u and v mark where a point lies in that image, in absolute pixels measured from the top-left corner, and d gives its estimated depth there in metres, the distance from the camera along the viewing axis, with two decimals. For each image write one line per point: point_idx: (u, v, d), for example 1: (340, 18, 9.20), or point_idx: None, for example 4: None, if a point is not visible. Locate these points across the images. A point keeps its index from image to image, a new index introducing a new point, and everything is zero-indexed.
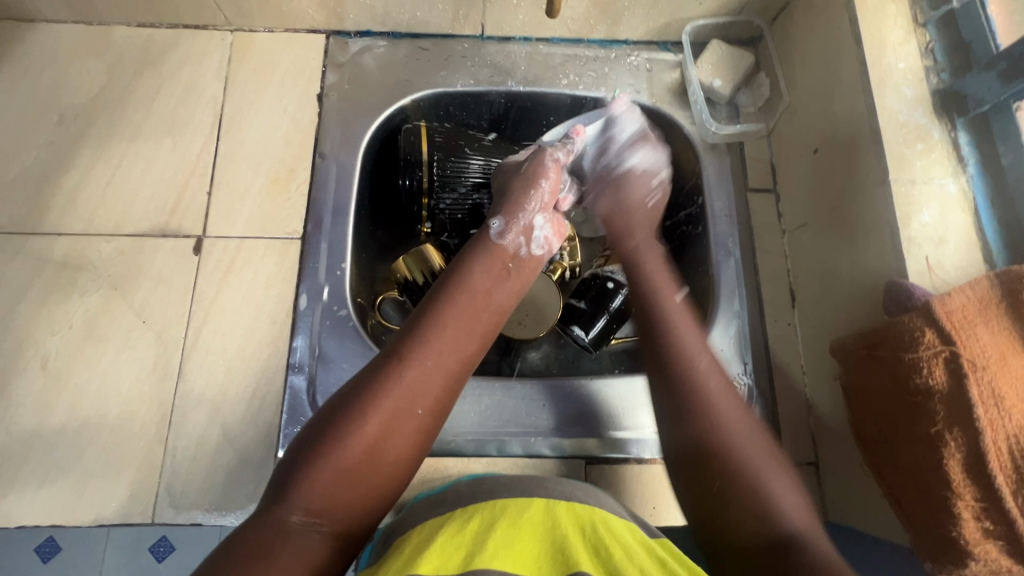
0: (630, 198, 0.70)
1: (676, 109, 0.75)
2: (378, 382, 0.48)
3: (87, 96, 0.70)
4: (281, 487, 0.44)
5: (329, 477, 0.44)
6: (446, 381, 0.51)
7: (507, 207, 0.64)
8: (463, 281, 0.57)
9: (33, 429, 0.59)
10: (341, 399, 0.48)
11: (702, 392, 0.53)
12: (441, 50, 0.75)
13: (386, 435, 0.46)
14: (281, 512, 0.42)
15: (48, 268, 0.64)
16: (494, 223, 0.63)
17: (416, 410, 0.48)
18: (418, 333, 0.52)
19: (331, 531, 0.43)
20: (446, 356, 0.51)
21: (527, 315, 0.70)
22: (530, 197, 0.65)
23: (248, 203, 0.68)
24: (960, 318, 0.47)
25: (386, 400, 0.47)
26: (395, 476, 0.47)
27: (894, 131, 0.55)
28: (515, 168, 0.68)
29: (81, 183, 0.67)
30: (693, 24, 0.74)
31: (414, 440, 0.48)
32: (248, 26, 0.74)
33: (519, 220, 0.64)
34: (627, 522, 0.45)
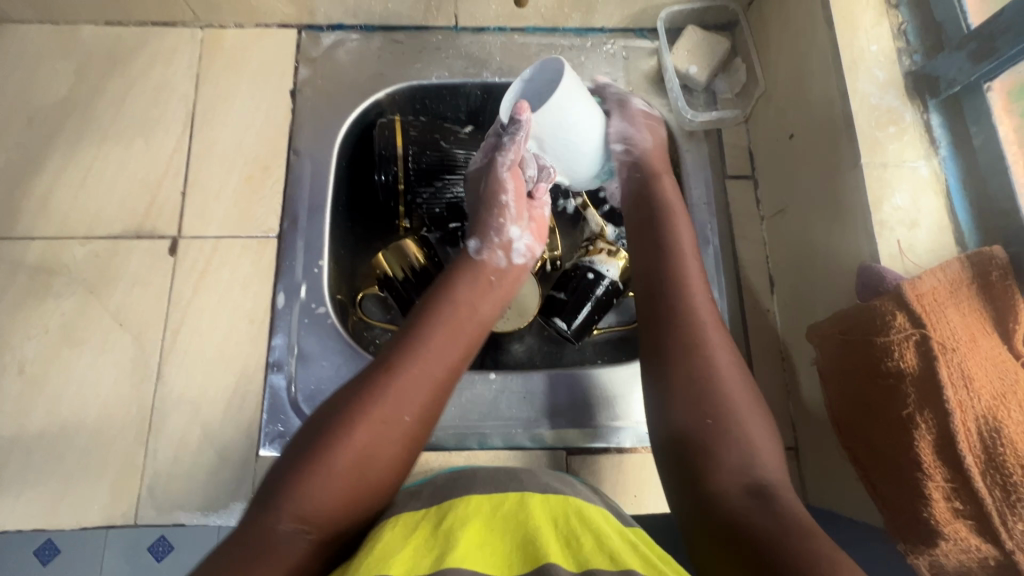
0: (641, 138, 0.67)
1: (652, 97, 0.74)
2: (364, 391, 0.48)
3: (56, 97, 0.69)
4: (265, 495, 0.43)
5: (315, 484, 0.43)
6: (434, 387, 0.51)
7: (482, 226, 0.64)
8: (448, 289, 0.58)
9: (11, 436, 0.59)
10: (329, 409, 0.48)
11: (700, 350, 0.50)
12: (415, 42, 0.74)
13: (375, 442, 0.46)
14: (269, 519, 0.41)
15: (22, 272, 0.64)
16: (472, 244, 0.63)
17: (404, 416, 0.48)
18: (407, 339, 0.52)
19: (319, 538, 0.42)
20: (432, 362, 0.51)
21: (509, 307, 0.71)
22: (499, 214, 0.64)
23: (222, 202, 0.67)
24: (930, 301, 0.47)
25: (374, 408, 0.47)
26: (383, 484, 0.46)
27: (866, 115, 0.55)
28: (477, 193, 0.67)
29: (54, 186, 0.67)
30: (668, 9, 0.73)
31: (401, 450, 0.48)
32: (218, 22, 0.73)
33: (495, 238, 0.63)
34: (601, 509, 0.45)
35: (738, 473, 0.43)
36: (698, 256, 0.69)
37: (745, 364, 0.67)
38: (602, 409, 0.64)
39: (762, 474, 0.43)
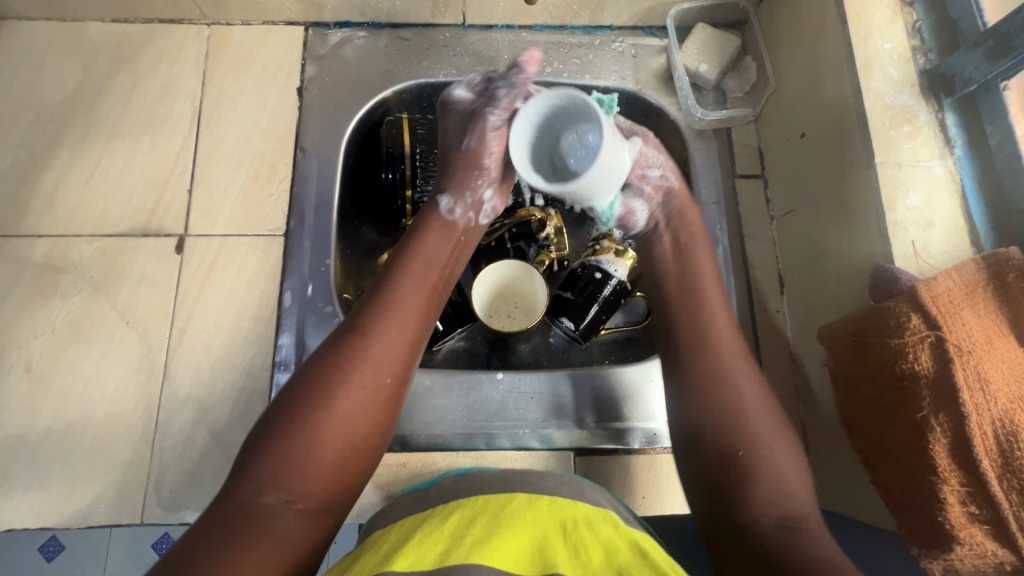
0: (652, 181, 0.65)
1: (661, 95, 0.74)
2: (337, 358, 0.48)
3: (63, 94, 0.69)
4: (245, 467, 0.44)
5: (296, 456, 0.44)
6: (407, 349, 0.50)
7: (455, 183, 0.61)
8: (416, 248, 0.56)
9: (18, 435, 0.59)
10: (302, 377, 0.47)
11: (726, 377, 0.53)
12: (422, 39, 0.74)
13: (355, 408, 0.46)
14: (251, 493, 0.42)
15: (28, 270, 0.63)
16: (443, 202, 0.60)
17: (383, 378, 0.48)
18: (379, 302, 0.51)
19: (305, 508, 0.43)
20: (406, 326, 0.51)
21: (516, 308, 0.74)
22: (473, 168, 0.61)
23: (229, 200, 0.67)
24: (945, 303, 0.46)
25: (350, 374, 0.47)
26: (368, 449, 0.47)
27: (881, 113, 0.54)
28: (454, 147, 0.63)
29: (60, 184, 0.67)
30: (678, 7, 0.72)
31: (383, 412, 0.48)
32: (224, 19, 0.73)
33: (468, 197, 0.61)
34: (605, 513, 0.45)
35: (764, 507, 0.47)
36: None
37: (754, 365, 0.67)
38: (610, 410, 0.64)
39: (789, 502, 0.47)
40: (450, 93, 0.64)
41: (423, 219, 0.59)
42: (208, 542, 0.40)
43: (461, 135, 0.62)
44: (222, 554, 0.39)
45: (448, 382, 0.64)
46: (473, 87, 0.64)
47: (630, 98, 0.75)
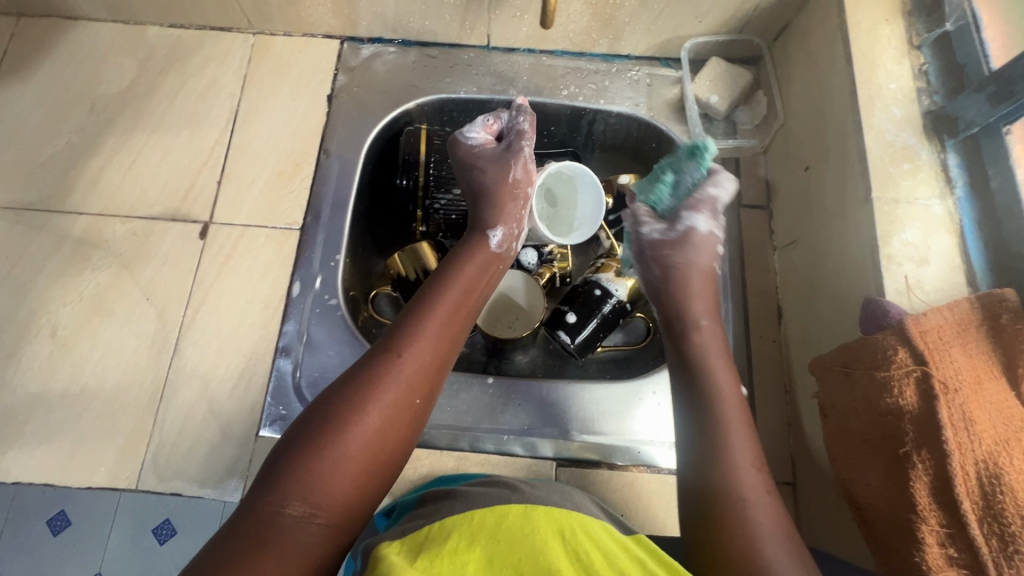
0: (695, 259, 0.63)
1: (672, 123, 0.76)
2: (369, 375, 0.49)
3: (118, 88, 0.76)
4: (270, 478, 0.44)
5: (326, 468, 0.44)
6: (435, 370, 0.52)
7: (503, 217, 0.65)
8: (455, 271, 0.59)
9: (37, 392, 0.63)
10: (333, 394, 0.49)
11: (714, 409, 0.52)
12: (448, 58, 0.79)
13: (385, 426, 0.48)
14: (275, 504, 0.43)
15: (67, 243, 0.69)
16: (495, 236, 0.64)
17: (414, 399, 0.50)
18: (414, 321, 0.54)
19: (326, 522, 0.43)
20: (440, 349, 0.53)
21: (516, 319, 0.73)
22: (518, 205, 0.66)
23: (254, 194, 0.72)
24: (933, 338, 0.46)
25: (383, 393, 0.49)
26: (390, 465, 0.48)
27: (881, 150, 0.55)
28: (498, 181, 0.66)
29: (105, 168, 0.72)
30: (693, 41, 0.75)
31: (409, 430, 0.50)
32: (269, 30, 0.79)
33: (513, 227, 0.65)
34: (603, 523, 0.46)
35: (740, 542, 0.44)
36: None
37: (746, 393, 0.65)
38: (596, 425, 0.64)
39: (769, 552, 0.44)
40: (472, 138, 0.69)
41: (470, 246, 0.63)
42: (226, 555, 0.40)
43: (506, 174, 0.66)
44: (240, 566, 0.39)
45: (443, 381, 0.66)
46: (489, 130, 0.70)
47: (643, 124, 0.78)
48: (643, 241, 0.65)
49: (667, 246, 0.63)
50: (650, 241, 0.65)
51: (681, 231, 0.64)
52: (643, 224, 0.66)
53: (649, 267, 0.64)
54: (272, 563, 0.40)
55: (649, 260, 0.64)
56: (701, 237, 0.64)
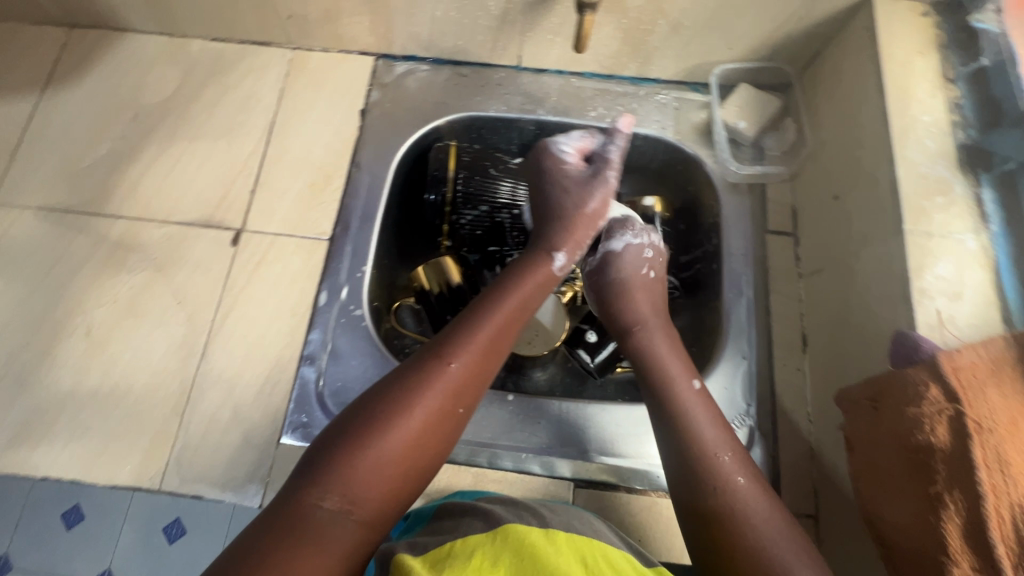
0: (621, 276, 0.68)
1: (699, 147, 0.77)
2: (418, 378, 0.50)
3: (161, 98, 0.79)
4: (311, 473, 0.45)
5: (367, 465, 0.45)
6: (481, 380, 0.53)
7: (569, 240, 0.67)
8: (509, 284, 0.60)
9: (69, 390, 0.65)
10: (382, 393, 0.50)
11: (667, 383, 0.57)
12: (479, 77, 0.80)
13: (428, 431, 0.49)
14: (314, 497, 0.43)
15: (105, 246, 0.71)
16: (559, 260, 0.65)
17: (458, 408, 0.51)
18: (466, 330, 0.55)
19: (361, 519, 0.44)
20: (487, 360, 0.54)
21: (536, 336, 0.74)
22: (590, 228, 0.69)
23: (285, 204, 0.73)
24: (967, 377, 0.45)
25: (430, 398, 0.50)
26: (427, 470, 0.49)
27: (913, 183, 0.55)
28: (576, 205, 0.69)
29: (144, 174, 0.75)
30: (722, 66, 0.76)
31: (448, 438, 0.51)
32: (307, 46, 0.81)
33: (579, 251, 0.68)
34: (624, 552, 0.46)
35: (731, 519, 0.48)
36: (729, 306, 0.69)
37: (768, 421, 0.65)
38: (614, 445, 0.64)
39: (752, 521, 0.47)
40: (562, 151, 0.73)
41: (532, 262, 0.64)
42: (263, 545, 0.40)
43: (582, 196, 0.70)
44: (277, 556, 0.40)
45: None
46: (580, 148, 0.74)
47: (669, 146, 0.78)
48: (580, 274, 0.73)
49: (595, 274, 0.70)
50: (586, 273, 0.71)
51: (602, 255, 0.70)
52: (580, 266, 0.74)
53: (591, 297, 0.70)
54: (308, 555, 0.40)
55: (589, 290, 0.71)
56: (622, 253, 0.69)
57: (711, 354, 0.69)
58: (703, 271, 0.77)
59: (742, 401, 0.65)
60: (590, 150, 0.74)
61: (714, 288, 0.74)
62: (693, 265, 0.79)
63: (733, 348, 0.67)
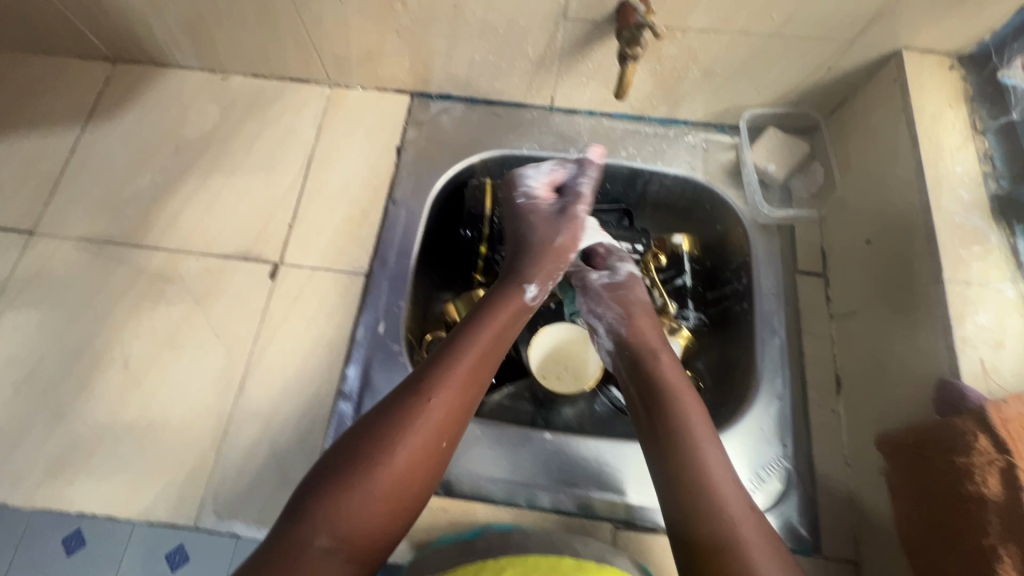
0: (639, 301, 0.72)
1: (728, 188, 0.78)
2: (401, 414, 0.51)
3: (201, 132, 0.80)
4: (300, 510, 0.47)
5: (353, 504, 0.47)
6: (462, 415, 0.55)
7: (540, 270, 0.68)
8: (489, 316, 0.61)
9: (106, 422, 0.65)
10: (366, 432, 0.50)
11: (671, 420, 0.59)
12: (512, 117, 0.82)
13: (411, 467, 0.50)
14: (305, 536, 0.45)
15: (144, 278, 0.72)
16: (531, 291, 0.66)
17: (441, 442, 0.52)
18: (447, 366, 0.55)
19: (350, 555, 0.46)
20: (468, 392, 0.55)
21: (565, 370, 0.76)
22: (560, 262, 0.70)
23: (323, 238, 0.74)
24: (1016, 427, 0.46)
25: (413, 434, 0.50)
26: (413, 503, 0.50)
27: (950, 233, 0.57)
28: (543, 240, 0.70)
29: (184, 207, 0.76)
30: (751, 111, 0.78)
31: (432, 471, 0.52)
32: (344, 83, 0.83)
33: (548, 283, 0.68)
34: None
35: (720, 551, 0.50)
36: (760, 344, 0.70)
37: (806, 464, 0.65)
38: (649, 486, 0.64)
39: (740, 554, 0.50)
40: (530, 188, 0.73)
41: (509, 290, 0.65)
42: None
43: (550, 231, 0.71)
44: None
45: (497, 434, 0.66)
46: (551, 179, 0.75)
47: (697, 186, 0.80)
48: (590, 285, 0.73)
49: (613, 291, 0.72)
50: (602, 287, 0.72)
51: (621, 278, 0.73)
52: (590, 276, 0.74)
53: (604, 310, 0.71)
54: None
55: (603, 303, 0.71)
56: (638, 281, 0.74)
57: (745, 393, 0.69)
58: (732, 308, 0.78)
59: (777, 442, 0.65)
60: (557, 181, 0.75)
61: (744, 328, 0.75)
62: (722, 300, 0.80)
63: (767, 389, 0.68)
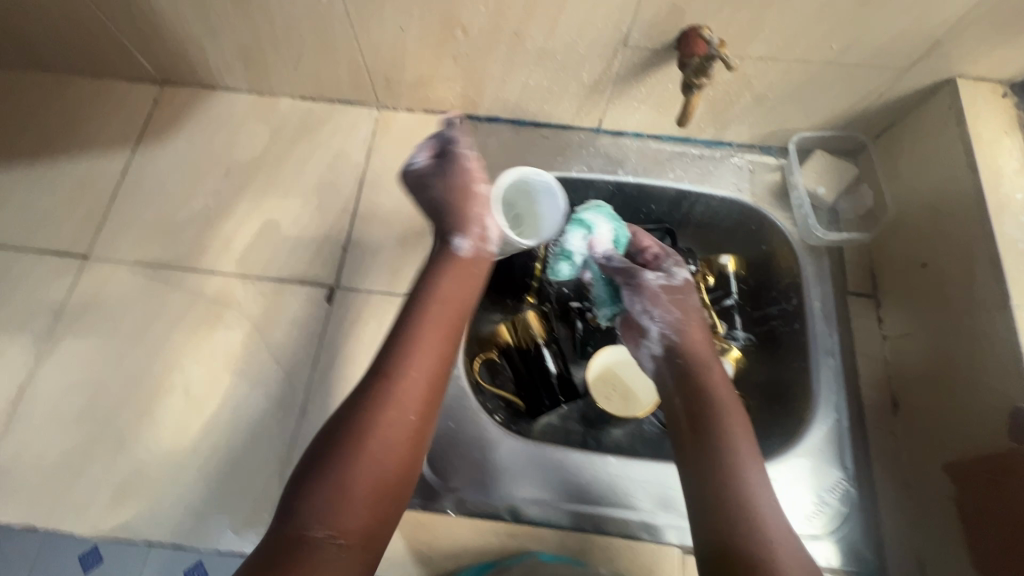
0: (693, 307, 0.70)
1: (775, 209, 0.80)
2: (371, 399, 0.51)
3: (252, 154, 0.81)
4: (290, 505, 0.46)
5: (343, 492, 0.47)
6: (432, 387, 0.54)
7: (461, 224, 0.65)
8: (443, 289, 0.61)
9: (168, 449, 0.64)
10: (342, 420, 0.50)
11: (715, 421, 0.59)
12: (559, 138, 0.83)
13: (387, 447, 0.50)
14: (299, 528, 0.45)
15: (201, 302, 0.72)
16: (462, 247, 0.64)
17: (410, 415, 0.52)
18: (411, 345, 0.55)
19: (346, 543, 0.46)
20: (431, 363, 0.55)
21: (614, 390, 0.76)
22: (481, 206, 0.66)
23: (378, 261, 0.75)
24: None
25: (381, 413, 0.50)
26: (400, 482, 0.50)
27: (1015, 260, 0.59)
28: (448, 195, 0.66)
29: (238, 230, 0.76)
30: (799, 134, 0.79)
31: (411, 446, 0.51)
32: (393, 106, 0.83)
33: (475, 228, 0.65)
34: None
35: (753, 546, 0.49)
36: (817, 366, 0.70)
37: (867, 486, 0.65)
38: None
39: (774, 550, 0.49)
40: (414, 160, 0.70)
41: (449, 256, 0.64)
42: None
43: (448, 188, 0.66)
44: None
45: (561, 458, 0.65)
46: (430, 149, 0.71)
47: (745, 208, 0.81)
48: (642, 284, 0.71)
49: (671, 294, 0.70)
50: (659, 288, 0.71)
51: (678, 283, 0.71)
52: (644, 275, 0.71)
53: (660, 311, 0.69)
54: None
55: (660, 303, 0.69)
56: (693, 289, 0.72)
57: (802, 414, 0.70)
58: (780, 329, 0.79)
59: (838, 465, 0.66)
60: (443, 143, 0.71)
61: (796, 349, 0.75)
62: (768, 320, 0.81)
63: (826, 410, 0.68)
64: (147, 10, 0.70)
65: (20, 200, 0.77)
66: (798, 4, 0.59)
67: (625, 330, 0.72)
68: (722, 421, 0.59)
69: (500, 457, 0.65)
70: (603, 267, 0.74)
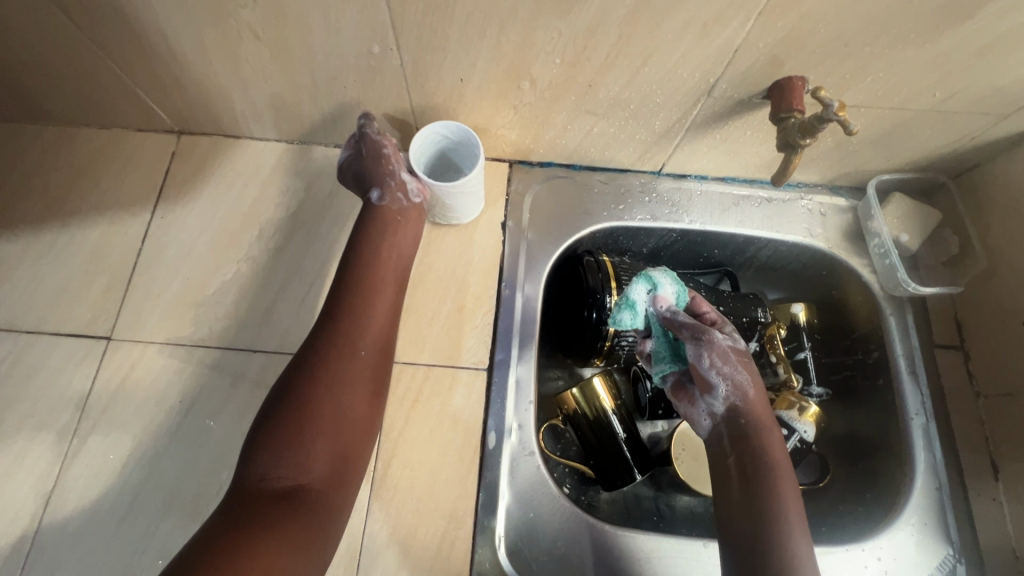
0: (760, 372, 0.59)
1: (852, 256, 0.75)
2: (326, 350, 0.53)
3: (286, 212, 0.73)
4: (249, 454, 0.48)
5: (298, 438, 0.48)
6: (385, 335, 0.58)
7: (376, 179, 0.66)
8: (380, 260, 0.61)
9: None
10: (294, 365, 0.53)
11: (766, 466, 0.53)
12: (618, 184, 0.77)
13: (341, 392, 0.52)
14: (257, 477, 0.46)
15: (244, 386, 0.65)
16: (376, 197, 0.65)
17: (361, 352, 0.55)
18: (352, 313, 0.56)
19: (312, 484, 0.48)
20: (377, 319, 0.57)
21: (684, 450, 0.71)
22: (393, 160, 0.66)
23: (435, 330, 0.68)
24: None
25: (331, 360, 0.53)
26: (358, 428, 0.52)
27: None
28: (361, 160, 0.67)
29: (278, 299, 0.69)
30: (879, 177, 0.74)
31: (364, 385, 0.54)
32: None
33: (390, 181, 0.65)
34: None
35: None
36: (910, 429, 0.67)
37: (974, 559, 0.62)
38: None
39: None
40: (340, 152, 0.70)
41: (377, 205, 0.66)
42: (222, 531, 0.43)
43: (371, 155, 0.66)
44: (225, 537, 0.42)
45: (648, 547, 0.61)
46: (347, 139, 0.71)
47: (818, 254, 0.76)
48: (713, 342, 0.58)
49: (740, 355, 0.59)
50: (730, 348, 0.58)
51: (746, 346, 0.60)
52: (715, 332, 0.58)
53: (731, 373, 0.57)
54: (265, 537, 0.42)
55: (732, 364, 0.57)
56: None
57: (898, 482, 0.66)
58: (856, 383, 0.75)
59: (944, 539, 0.62)
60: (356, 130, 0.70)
61: (880, 406, 0.71)
62: (842, 371, 0.77)
63: (924, 479, 0.65)
64: (169, 63, 0.62)
65: (29, 275, 0.68)
66: (911, 56, 0.53)
67: (679, 387, 0.62)
68: (771, 465, 0.53)
69: (588, 550, 0.60)
70: (667, 322, 0.61)
